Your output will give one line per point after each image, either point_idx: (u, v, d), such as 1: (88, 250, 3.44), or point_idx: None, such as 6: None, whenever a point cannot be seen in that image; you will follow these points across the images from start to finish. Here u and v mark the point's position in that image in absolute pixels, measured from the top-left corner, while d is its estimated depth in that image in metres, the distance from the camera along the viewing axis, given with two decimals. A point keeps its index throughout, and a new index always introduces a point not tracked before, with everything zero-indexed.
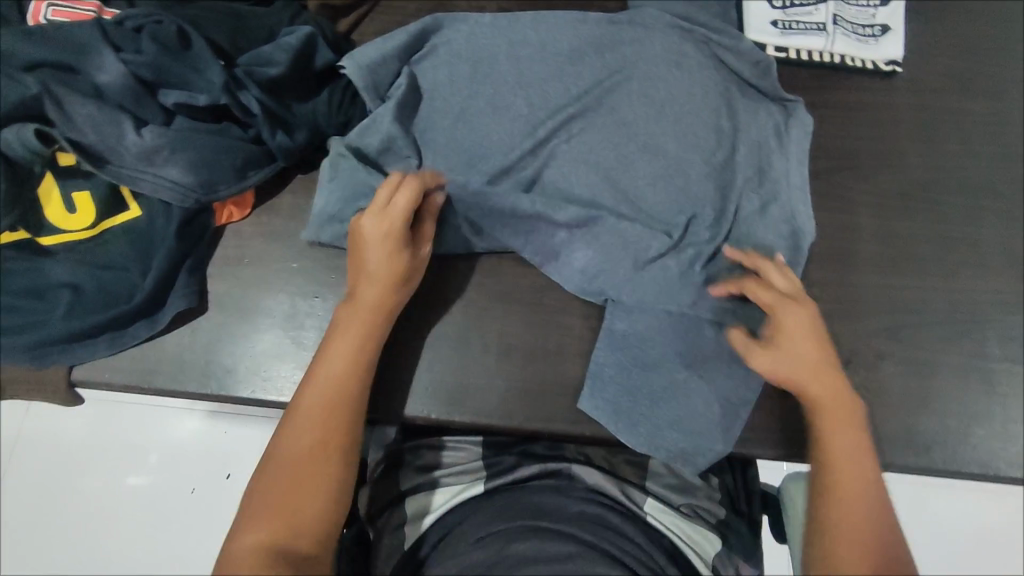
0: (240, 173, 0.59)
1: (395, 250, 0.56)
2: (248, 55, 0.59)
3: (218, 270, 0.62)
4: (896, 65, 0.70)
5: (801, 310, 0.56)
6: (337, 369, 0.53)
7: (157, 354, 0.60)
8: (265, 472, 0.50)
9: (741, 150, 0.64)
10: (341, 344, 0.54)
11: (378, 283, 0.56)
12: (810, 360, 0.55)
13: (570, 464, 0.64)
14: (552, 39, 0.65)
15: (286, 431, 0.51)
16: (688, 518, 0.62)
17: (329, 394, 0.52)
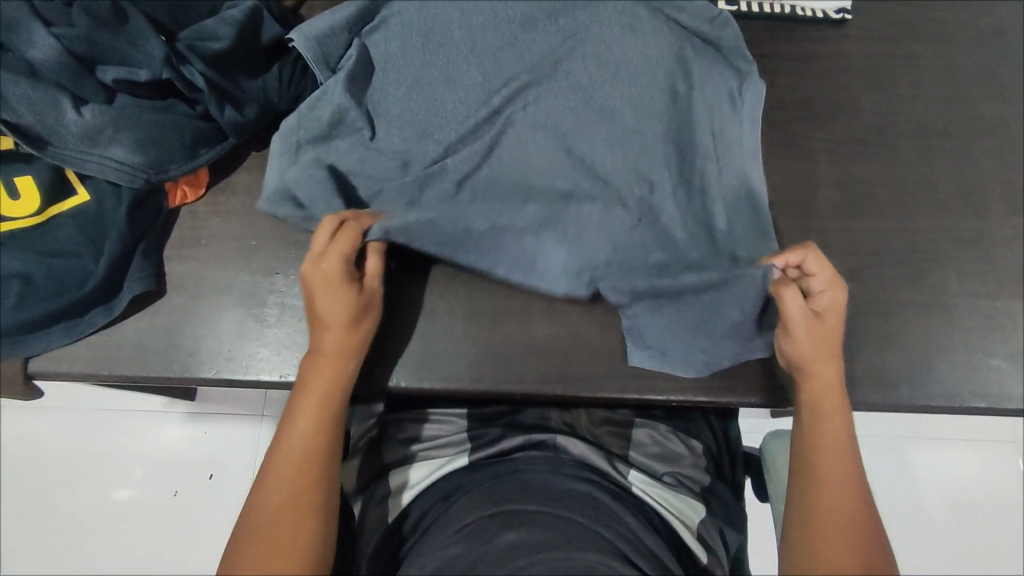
0: (190, 151, 0.58)
1: (349, 294, 0.53)
2: (192, 31, 0.59)
3: (176, 252, 0.61)
4: (846, 13, 0.71)
5: (837, 295, 0.53)
6: (307, 425, 0.50)
7: (115, 341, 0.58)
8: (241, 540, 0.47)
9: (699, 110, 0.62)
10: (308, 399, 0.51)
11: (341, 331, 0.53)
12: (828, 346, 0.53)
13: (555, 436, 0.64)
14: (505, 7, 0.64)
15: (255, 499, 0.49)
16: (673, 485, 0.64)
17: (302, 452, 0.49)
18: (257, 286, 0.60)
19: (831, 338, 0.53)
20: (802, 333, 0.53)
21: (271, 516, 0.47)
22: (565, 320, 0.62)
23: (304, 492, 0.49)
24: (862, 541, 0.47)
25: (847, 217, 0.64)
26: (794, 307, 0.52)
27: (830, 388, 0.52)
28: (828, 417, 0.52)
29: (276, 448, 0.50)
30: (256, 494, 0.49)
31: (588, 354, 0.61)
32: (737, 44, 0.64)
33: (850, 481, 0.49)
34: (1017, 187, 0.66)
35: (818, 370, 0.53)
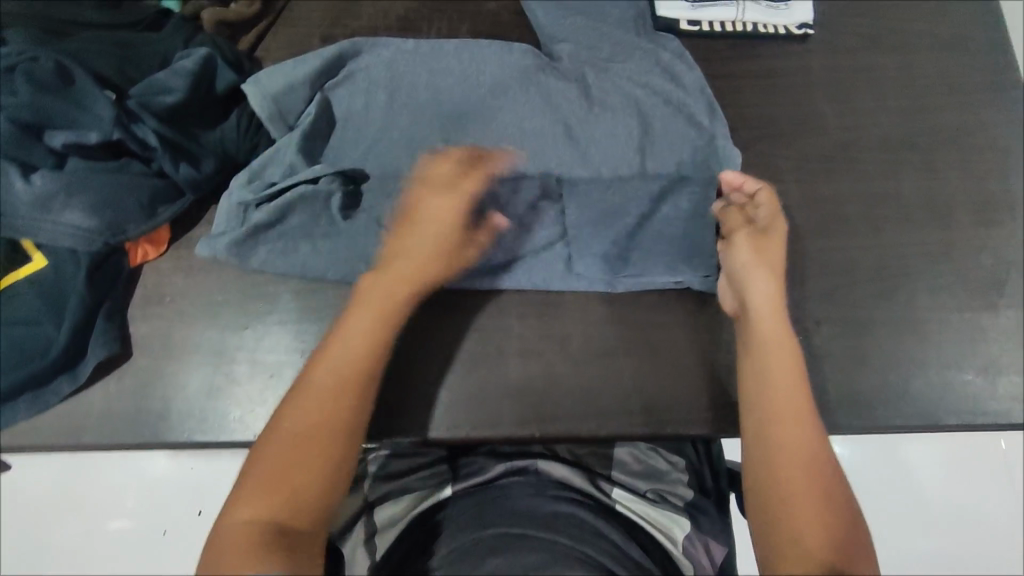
0: (147, 209, 0.57)
1: (443, 229, 0.57)
2: (142, 85, 0.57)
3: (141, 312, 0.60)
4: (808, 28, 0.70)
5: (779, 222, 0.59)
6: (354, 351, 0.51)
7: (83, 409, 0.57)
8: (257, 458, 0.46)
9: (670, 191, 0.63)
10: (360, 323, 0.52)
11: (412, 264, 0.55)
12: (775, 268, 0.57)
13: (536, 461, 0.60)
14: (475, 71, 0.67)
15: (294, 403, 0.48)
16: (656, 502, 0.61)
17: (340, 376, 0.49)
18: (225, 342, 0.60)
19: (772, 258, 0.57)
20: (740, 241, 0.59)
21: (293, 435, 0.46)
22: (539, 358, 0.60)
23: (334, 416, 0.48)
24: (822, 488, 0.46)
25: (817, 236, 0.64)
26: (733, 219, 0.60)
27: (774, 331, 0.53)
28: (771, 356, 0.52)
29: (316, 367, 0.50)
30: (294, 399, 0.48)
31: (563, 393, 0.60)
32: (708, 105, 0.67)
33: (801, 427, 0.49)
34: (982, 196, 0.66)
35: (759, 298, 0.55)
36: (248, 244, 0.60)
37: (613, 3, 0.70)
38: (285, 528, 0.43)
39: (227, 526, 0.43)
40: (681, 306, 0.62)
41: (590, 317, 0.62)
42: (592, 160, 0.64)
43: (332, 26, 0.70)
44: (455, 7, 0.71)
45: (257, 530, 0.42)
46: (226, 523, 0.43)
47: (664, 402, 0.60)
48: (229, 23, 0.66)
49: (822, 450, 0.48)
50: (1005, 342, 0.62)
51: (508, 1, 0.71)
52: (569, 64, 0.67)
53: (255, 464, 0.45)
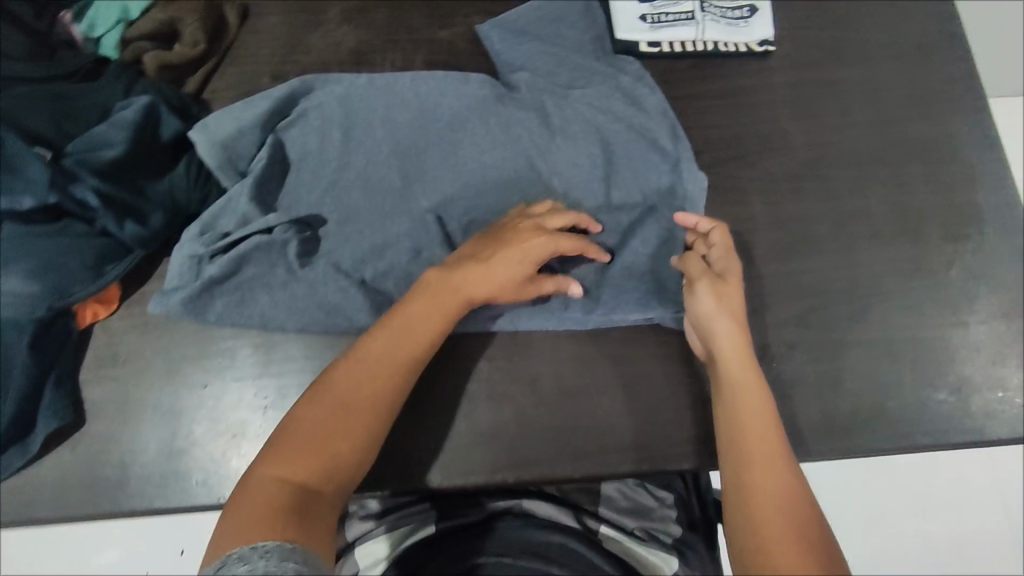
0: (93, 270, 0.55)
1: (520, 260, 0.55)
2: (81, 140, 0.55)
3: (93, 375, 0.58)
4: (769, 45, 0.69)
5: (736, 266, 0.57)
6: (411, 342, 0.52)
7: (36, 481, 0.55)
8: (299, 417, 0.48)
9: (636, 225, 0.63)
10: (419, 312, 0.53)
11: (479, 278, 0.54)
12: (738, 312, 0.55)
13: (521, 500, 0.59)
14: (432, 103, 0.64)
15: (345, 371, 0.50)
16: (644, 541, 0.60)
17: (391, 358, 0.51)
18: (183, 402, 0.58)
19: (733, 300, 0.55)
20: (701, 289, 0.56)
21: (337, 403, 0.48)
22: (510, 401, 0.59)
23: (377, 396, 0.49)
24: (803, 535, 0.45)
25: (786, 259, 0.63)
26: (692, 265, 0.58)
27: (745, 379, 0.52)
28: (743, 403, 0.52)
29: (372, 342, 0.51)
30: (346, 368, 0.50)
31: (536, 436, 0.58)
32: (672, 128, 0.65)
33: (778, 470, 0.48)
34: (950, 209, 0.65)
35: (723, 344, 0.54)
36: (202, 299, 0.57)
37: (571, 26, 0.68)
38: (309, 488, 0.45)
39: (258, 475, 0.45)
40: (653, 338, 0.61)
41: (560, 359, 0.60)
42: (555, 192, 0.63)
43: (282, 63, 0.67)
44: (408, 37, 0.69)
45: (285, 486, 0.44)
46: (257, 473, 0.45)
47: (640, 440, 0.58)
48: (172, 65, 0.64)
49: (801, 494, 0.48)
50: (976, 357, 0.61)
51: (464, 28, 0.69)
52: (528, 93, 0.65)
53: (297, 414, 0.48)
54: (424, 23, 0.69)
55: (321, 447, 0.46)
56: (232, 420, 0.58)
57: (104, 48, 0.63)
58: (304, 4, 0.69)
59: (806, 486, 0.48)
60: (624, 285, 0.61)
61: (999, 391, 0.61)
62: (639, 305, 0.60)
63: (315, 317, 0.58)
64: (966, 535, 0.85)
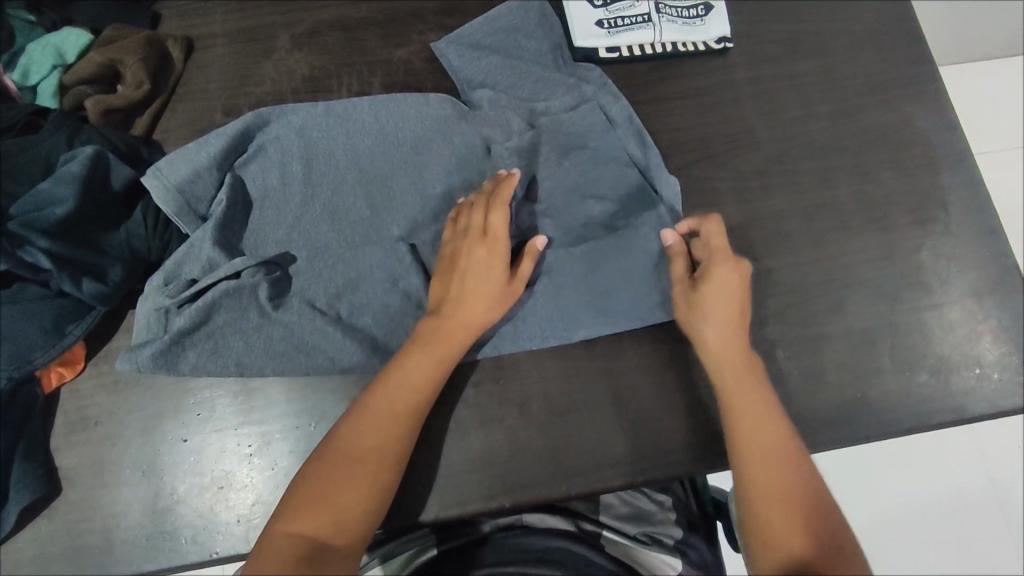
0: (54, 333, 0.53)
1: (474, 278, 0.55)
2: (26, 201, 0.53)
3: (65, 441, 0.55)
4: (727, 42, 0.69)
5: (732, 269, 0.56)
6: (412, 389, 0.51)
7: (15, 557, 0.53)
8: (311, 472, 0.48)
9: (611, 235, 0.62)
10: (421, 354, 0.52)
11: (476, 307, 0.54)
12: (735, 297, 0.55)
13: (521, 514, 0.59)
14: (394, 127, 0.63)
15: (351, 423, 0.50)
16: (646, 544, 0.59)
17: (397, 409, 0.50)
18: (163, 459, 0.56)
19: (726, 278, 0.56)
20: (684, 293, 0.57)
21: (347, 455, 0.48)
22: (501, 425, 0.58)
23: (386, 447, 0.49)
24: (810, 516, 0.47)
25: (760, 256, 0.64)
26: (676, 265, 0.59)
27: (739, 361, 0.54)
28: (737, 389, 0.53)
29: (377, 391, 0.51)
30: (352, 419, 0.50)
31: (530, 461, 0.58)
32: (638, 134, 0.64)
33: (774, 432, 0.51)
34: (915, 193, 0.66)
35: (716, 332, 0.55)
36: (173, 352, 0.55)
37: (530, 36, 0.66)
38: (322, 542, 0.45)
39: (275, 531, 0.46)
40: (638, 348, 0.61)
41: (547, 380, 0.59)
42: (527, 209, 0.62)
43: (234, 96, 0.65)
44: (362, 60, 0.67)
45: (298, 543, 0.45)
46: (274, 529, 0.46)
47: (634, 452, 0.58)
48: (117, 109, 0.61)
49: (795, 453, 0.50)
50: (951, 337, 0.63)
51: (419, 46, 0.67)
52: (490, 111, 0.64)
53: (310, 468, 0.48)
54: (379, 42, 0.67)
55: (332, 502, 0.46)
56: (216, 472, 0.56)
57: (41, 95, 0.61)
58: (251, 33, 0.66)
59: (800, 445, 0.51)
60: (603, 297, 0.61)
61: (976, 368, 0.62)
62: (618, 320, 0.60)
63: (292, 359, 0.57)
64: (954, 501, 0.87)
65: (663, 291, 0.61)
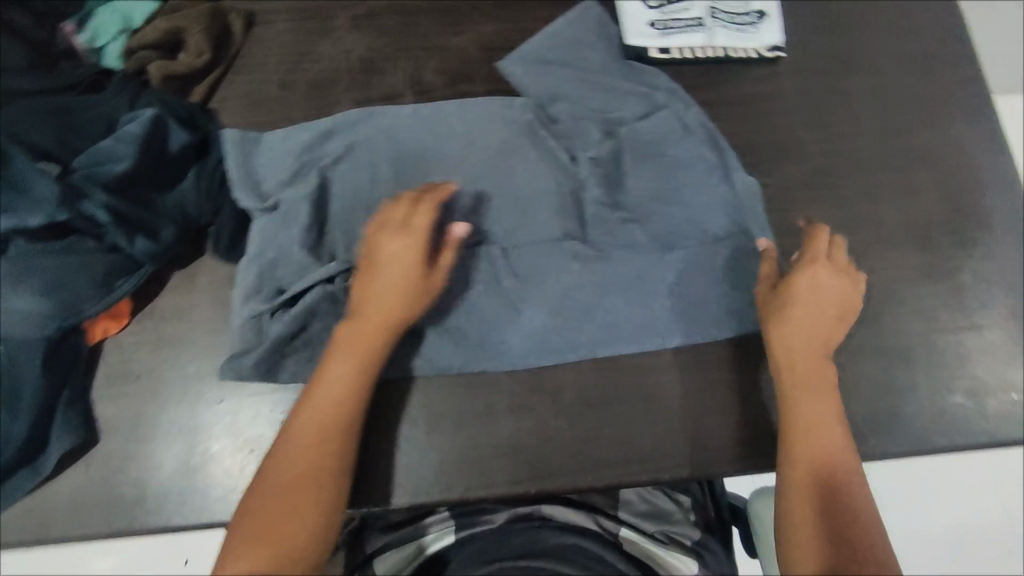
0: (104, 286, 0.54)
1: (392, 279, 0.52)
2: (88, 155, 0.55)
3: (105, 392, 0.57)
4: (779, 51, 0.69)
5: (817, 275, 0.56)
6: (334, 401, 0.50)
7: (50, 501, 0.54)
8: (251, 508, 0.46)
9: (650, 233, 0.63)
10: (341, 365, 0.51)
11: (390, 307, 0.52)
12: (821, 307, 0.55)
13: (540, 505, 0.59)
14: (481, 133, 0.64)
15: (279, 452, 0.48)
16: (664, 543, 0.59)
17: (321, 426, 0.49)
18: (199, 419, 0.57)
19: (824, 285, 0.56)
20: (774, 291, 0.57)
21: (280, 484, 0.47)
22: (531, 413, 0.59)
23: (318, 466, 0.48)
24: (860, 528, 0.47)
25: None
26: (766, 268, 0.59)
27: (812, 368, 0.54)
28: (795, 392, 0.54)
29: (297, 415, 0.49)
30: (280, 448, 0.48)
31: (558, 449, 0.58)
32: (712, 139, 0.66)
33: (829, 441, 0.51)
34: (960, 213, 0.66)
35: (788, 337, 0.55)
36: (272, 359, 0.56)
37: (588, 42, 0.68)
38: None
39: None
40: (673, 347, 0.61)
41: (581, 370, 0.60)
42: (571, 201, 0.63)
43: (290, 71, 0.66)
44: (420, 45, 0.68)
45: None
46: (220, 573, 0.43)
47: (662, 448, 0.58)
48: (178, 75, 0.63)
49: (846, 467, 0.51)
50: (988, 360, 0.62)
51: (474, 35, 0.69)
52: (569, 123, 0.66)
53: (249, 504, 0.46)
54: (435, 29, 0.69)
55: (275, 534, 0.45)
56: (251, 436, 0.57)
57: (107, 57, 0.63)
58: (312, 12, 0.68)
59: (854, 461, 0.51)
60: (641, 293, 0.61)
61: (1012, 393, 0.62)
62: (685, 327, 0.61)
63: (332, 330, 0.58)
64: (973, 531, 0.86)
65: (714, 296, 0.62)
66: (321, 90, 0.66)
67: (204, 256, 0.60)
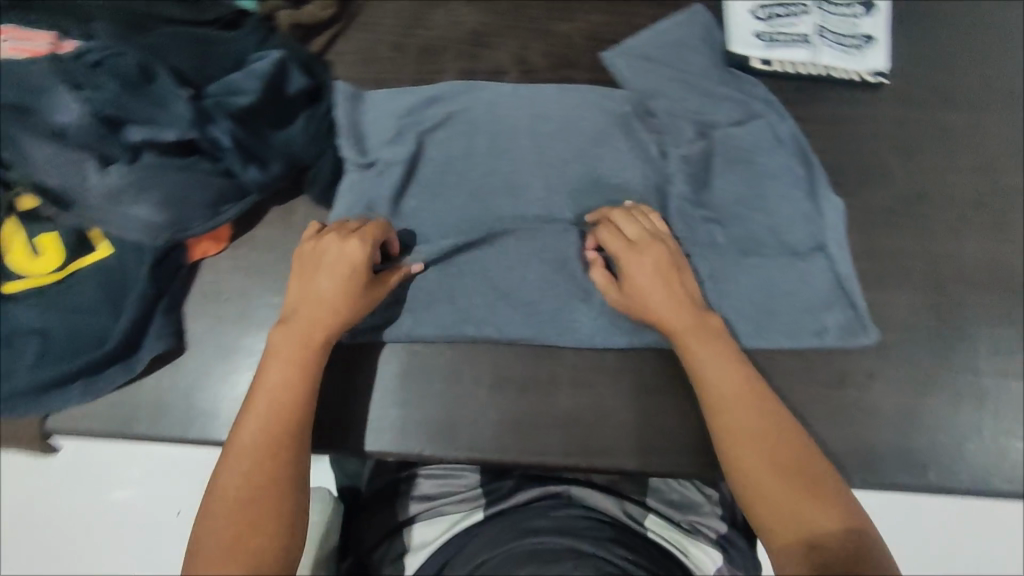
0: (213, 208, 0.57)
1: (335, 278, 0.53)
2: (219, 85, 0.58)
3: (196, 308, 0.60)
4: (881, 77, 0.69)
5: (644, 258, 0.55)
6: (279, 404, 0.48)
7: (135, 399, 0.58)
8: (204, 530, 0.43)
9: (730, 236, 0.64)
10: (280, 372, 0.49)
11: (331, 305, 0.52)
12: (659, 284, 0.55)
13: (569, 486, 0.60)
14: (575, 117, 0.66)
15: (227, 467, 0.46)
16: (688, 532, 0.60)
17: (269, 431, 0.47)
18: None
19: (643, 269, 0.55)
20: (638, 268, 0.55)
21: (237, 500, 0.44)
22: (591, 391, 0.60)
23: (274, 469, 0.46)
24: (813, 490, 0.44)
25: (874, 290, 0.64)
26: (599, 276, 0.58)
27: (710, 355, 0.51)
28: (706, 369, 0.51)
29: (241, 427, 0.47)
30: (226, 462, 0.46)
31: (613, 429, 0.59)
32: (803, 153, 0.66)
33: (758, 414, 0.48)
34: None
35: (662, 319, 0.54)
36: None
37: (691, 42, 0.69)
38: None
39: None
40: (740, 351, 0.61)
41: (645, 360, 0.61)
42: (657, 195, 0.64)
43: (403, 35, 0.69)
44: (528, 26, 0.70)
45: None
46: None
47: None
48: (303, 25, 0.67)
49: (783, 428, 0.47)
50: None
51: (582, 24, 0.71)
52: (664, 119, 0.67)
53: (203, 529, 0.43)
54: (544, 14, 0.71)
55: (237, 549, 0.42)
56: (330, 370, 0.60)
57: None
58: None
59: (786, 418, 0.48)
60: (714, 293, 0.62)
61: None
62: (753, 333, 0.61)
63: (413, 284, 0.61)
64: None
65: (785, 307, 0.62)
66: (430, 57, 0.69)
67: (303, 197, 0.64)
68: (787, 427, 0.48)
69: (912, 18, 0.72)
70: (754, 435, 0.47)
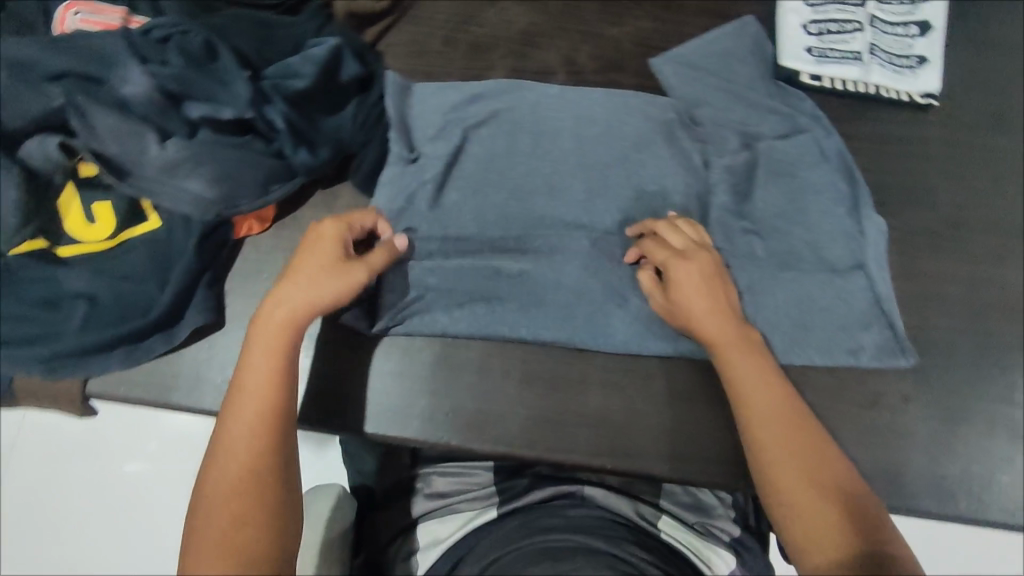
0: (263, 187, 0.59)
1: (319, 263, 0.51)
2: (277, 67, 0.60)
3: (237, 285, 0.62)
4: (932, 98, 0.69)
5: (692, 266, 0.55)
6: (259, 396, 0.47)
7: (173, 368, 0.60)
8: (197, 524, 0.44)
9: (770, 249, 0.63)
10: (258, 364, 0.48)
11: (308, 293, 0.50)
12: (707, 292, 0.54)
13: (582, 485, 0.58)
14: (620, 121, 0.66)
15: (214, 461, 0.46)
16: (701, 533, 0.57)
17: (251, 425, 0.46)
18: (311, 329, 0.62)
19: (688, 275, 0.54)
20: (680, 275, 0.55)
21: (226, 495, 0.44)
22: (620, 394, 0.60)
23: (260, 460, 0.46)
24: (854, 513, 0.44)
25: (913, 312, 0.63)
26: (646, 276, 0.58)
27: (748, 369, 0.51)
28: (746, 381, 0.50)
29: (224, 421, 0.47)
30: (213, 458, 0.46)
31: (640, 432, 0.59)
32: (848, 170, 0.66)
33: (798, 431, 0.48)
34: None
35: (703, 327, 0.53)
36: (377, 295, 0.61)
37: (741, 52, 0.68)
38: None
39: None
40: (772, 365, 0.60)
41: (675, 367, 0.61)
42: (697, 203, 0.64)
43: (455, 30, 0.70)
44: (578, 29, 0.71)
45: None
46: None
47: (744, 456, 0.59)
48: (359, 14, 0.68)
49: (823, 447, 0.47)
50: None
51: (632, 29, 0.71)
52: (709, 128, 0.67)
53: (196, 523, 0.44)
54: (595, 17, 0.71)
55: (226, 541, 0.43)
56: (365, 355, 0.62)
57: None
58: None
59: (828, 439, 0.48)
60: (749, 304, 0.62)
61: None
62: (786, 348, 0.61)
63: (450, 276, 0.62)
64: None
65: (820, 323, 0.62)
66: (479, 53, 0.70)
67: (347, 183, 0.65)
68: (826, 447, 0.47)
69: (967, 41, 0.71)
70: (795, 453, 0.46)
